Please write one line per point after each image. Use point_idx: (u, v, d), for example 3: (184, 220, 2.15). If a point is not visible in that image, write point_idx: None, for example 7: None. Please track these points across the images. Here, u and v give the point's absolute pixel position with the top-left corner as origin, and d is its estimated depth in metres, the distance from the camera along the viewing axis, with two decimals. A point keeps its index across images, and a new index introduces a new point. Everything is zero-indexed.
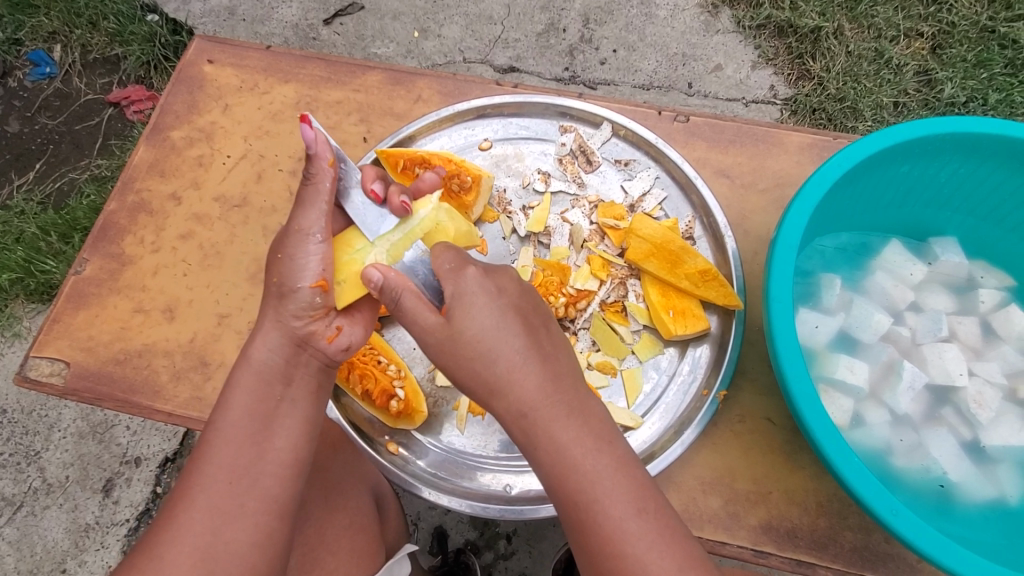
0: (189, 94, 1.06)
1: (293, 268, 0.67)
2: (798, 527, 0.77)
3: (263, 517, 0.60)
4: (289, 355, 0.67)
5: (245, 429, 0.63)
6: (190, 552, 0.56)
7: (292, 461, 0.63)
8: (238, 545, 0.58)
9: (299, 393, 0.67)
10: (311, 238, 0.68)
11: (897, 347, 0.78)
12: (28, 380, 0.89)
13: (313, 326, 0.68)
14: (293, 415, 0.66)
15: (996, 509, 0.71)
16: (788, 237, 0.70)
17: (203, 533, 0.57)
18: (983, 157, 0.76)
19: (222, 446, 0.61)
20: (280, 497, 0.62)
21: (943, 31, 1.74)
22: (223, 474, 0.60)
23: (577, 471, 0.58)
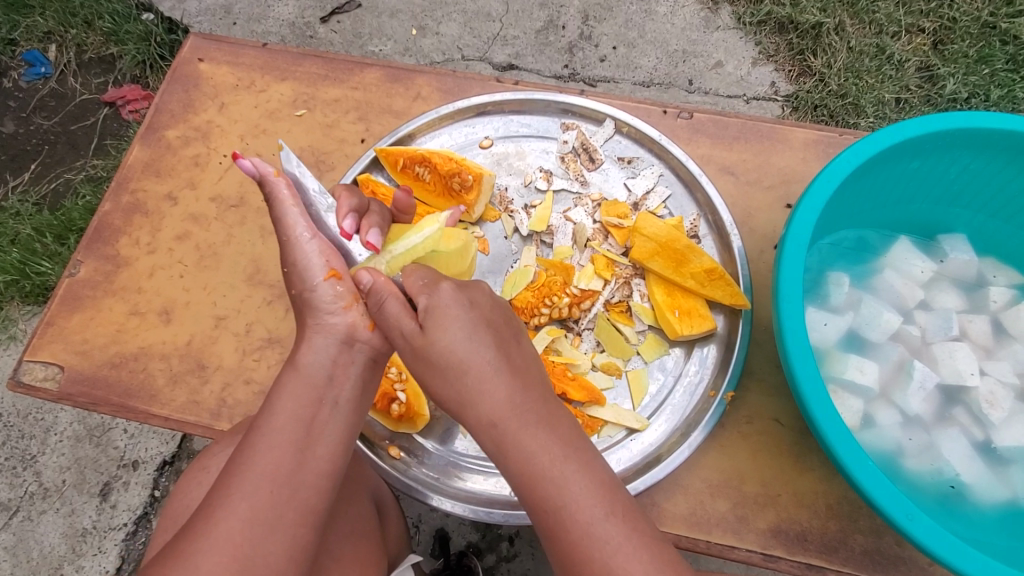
0: (184, 93, 1.04)
1: (301, 267, 0.67)
2: (808, 530, 0.75)
3: (302, 529, 0.57)
4: (335, 355, 0.64)
5: (290, 435, 0.59)
6: (227, 560, 0.53)
7: (332, 472, 0.60)
8: (275, 558, 0.55)
9: (345, 393, 0.63)
10: (300, 239, 0.66)
11: (907, 346, 0.77)
12: (21, 385, 0.88)
13: (352, 316, 0.65)
14: (337, 423, 0.62)
15: (1009, 510, 0.70)
16: (797, 235, 0.68)
17: (242, 543, 0.54)
18: (993, 152, 0.74)
19: (268, 450, 0.58)
20: (318, 508, 0.59)
21: (944, 27, 1.73)
22: (266, 482, 0.57)
23: (547, 476, 0.56)
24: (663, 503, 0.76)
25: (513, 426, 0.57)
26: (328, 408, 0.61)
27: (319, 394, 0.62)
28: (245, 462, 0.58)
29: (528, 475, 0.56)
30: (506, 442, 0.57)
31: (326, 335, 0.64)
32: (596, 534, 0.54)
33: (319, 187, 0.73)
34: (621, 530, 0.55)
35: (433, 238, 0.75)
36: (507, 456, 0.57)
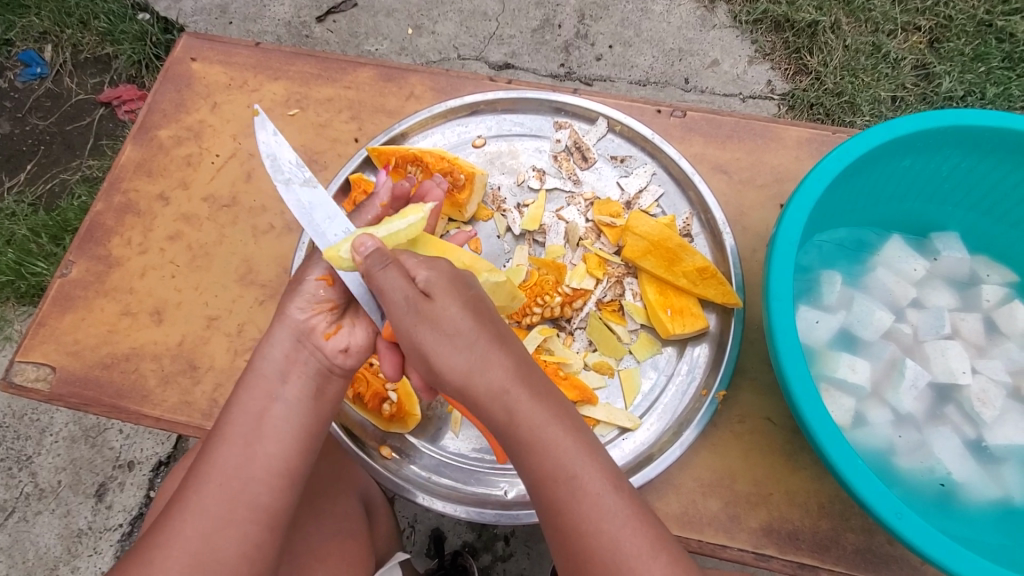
0: (177, 92, 1.04)
1: (306, 267, 0.70)
2: (800, 529, 0.75)
3: (251, 526, 0.57)
4: (289, 352, 0.64)
5: (241, 430, 0.60)
6: (183, 559, 0.55)
7: (285, 472, 0.59)
8: (226, 555, 0.56)
9: (292, 392, 0.62)
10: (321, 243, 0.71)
11: (899, 344, 0.77)
12: (13, 386, 0.87)
13: (315, 318, 0.66)
14: (286, 417, 0.61)
15: (1000, 509, 0.70)
16: (787, 234, 0.68)
17: (196, 540, 0.55)
18: (985, 150, 0.74)
19: (222, 448, 0.59)
20: (271, 507, 0.58)
21: (941, 24, 1.73)
22: (219, 477, 0.58)
23: (554, 455, 0.56)
24: (655, 502, 0.76)
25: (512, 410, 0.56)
26: (280, 403, 0.61)
27: (270, 389, 0.62)
28: (205, 461, 0.60)
29: (531, 451, 0.56)
30: (505, 430, 0.57)
31: (284, 331, 0.65)
32: (601, 512, 0.55)
33: (296, 158, 0.69)
34: (622, 512, 0.56)
35: (418, 227, 0.70)
36: (511, 437, 0.57)
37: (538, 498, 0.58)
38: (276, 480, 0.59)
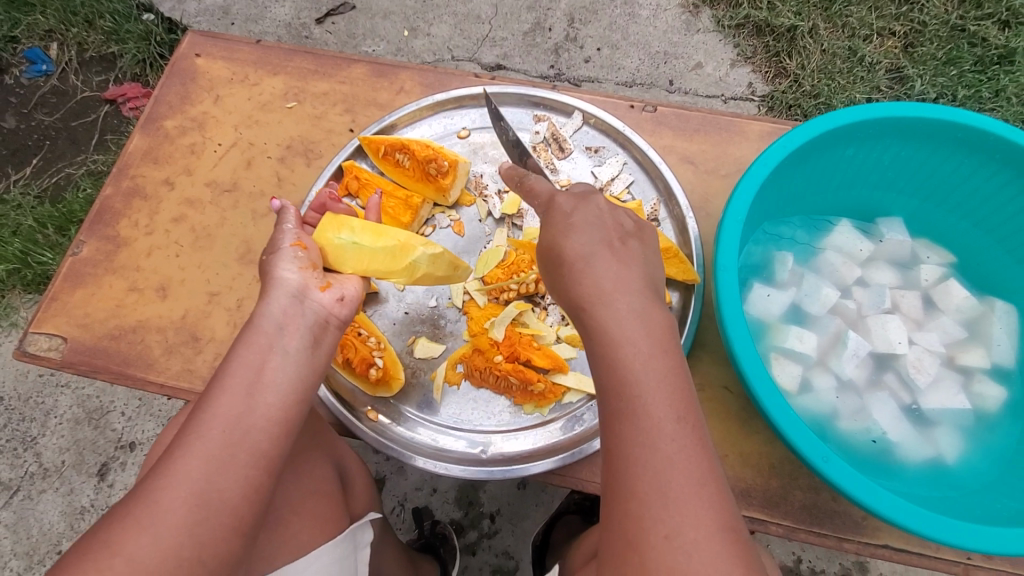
0: (182, 86, 1.11)
1: (273, 241, 0.69)
2: (751, 487, 0.80)
3: (253, 471, 0.54)
4: (286, 307, 0.62)
5: (241, 378, 0.57)
6: (185, 496, 0.51)
7: (282, 419, 0.57)
8: (231, 496, 0.52)
9: (293, 343, 0.60)
10: (284, 225, 0.69)
11: (845, 318, 0.83)
12: (26, 354, 0.94)
13: (304, 276, 0.65)
14: (284, 370, 0.59)
15: (936, 468, 0.75)
16: (734, 214, 0.75)
17: (198, 480, 0.51)
18: (923, 139, 0.81)
19: (218, 391, 0.56)
20: (272, 455, 0.56)
21: (915, 30, 1.82)
22: (218, 423, 0.54)
23: (627, 363, 0.55)
24: None
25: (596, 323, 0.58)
26: (277, 355, 0.59)
27: (270, 341, 0.60)
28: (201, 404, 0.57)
29: (609, 354, 0.56)
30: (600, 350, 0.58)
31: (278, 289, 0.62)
32: (656, 423, 0.52)
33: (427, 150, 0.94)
34: (676, 432, 0.52)
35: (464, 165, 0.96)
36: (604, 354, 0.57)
37: (604, 406, 0.56)
38: (274, 427, 0.56)
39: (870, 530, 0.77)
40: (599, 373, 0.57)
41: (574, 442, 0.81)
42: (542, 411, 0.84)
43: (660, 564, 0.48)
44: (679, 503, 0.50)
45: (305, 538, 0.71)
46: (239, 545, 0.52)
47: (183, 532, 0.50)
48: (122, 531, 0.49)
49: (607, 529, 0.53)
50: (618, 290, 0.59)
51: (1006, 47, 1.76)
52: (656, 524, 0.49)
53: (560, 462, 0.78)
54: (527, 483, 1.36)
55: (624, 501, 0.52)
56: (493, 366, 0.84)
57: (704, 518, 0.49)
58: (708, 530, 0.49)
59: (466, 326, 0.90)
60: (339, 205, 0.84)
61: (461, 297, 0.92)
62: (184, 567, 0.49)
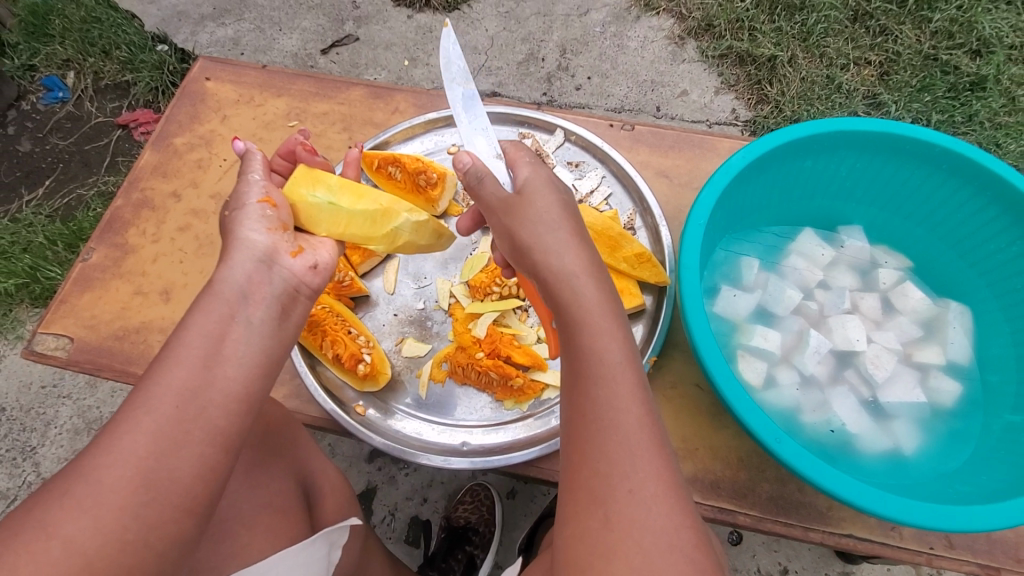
0: (192, 106, 1.19)
1: (238, 193, 0.71)
2: (721, 479, 0.84)
3: (209, 448, 0.55)
4: (251, 272, 0.64)
5: (198, 349, 0.58)
6: (130, 474, 0.51)
7: (242, 396, 0.59)
8: (182, 475, 0.53)
9: (257, 314, 0.63)
10: (250, 178, 0.72)
11: (807, 318, 0.88)
12: (34, 353, 0.99)
13: (273, 238, 0.68)
14: (247, 340, 0.61)
15: (894, 458, 0.79)
16: (697, 217, 0.81)
17: (146, 458, 0.52)
18: (874, 151, 0.87)
19: (173, 364, 0.57)
20: (228, 432, 0.57)
21: (889, 59, 1.93)
22: (171, 397, 0.55)
23: (601, 339, 0.61)
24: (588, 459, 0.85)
25: (569, 300, 0.63)
26: (239, 324, 0.61)
27: (232, 310, 0.61)
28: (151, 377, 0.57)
29: (584, 329, 0.62)
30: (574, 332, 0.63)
31: (243, 252, 0.65)
32: (628, 391, 0.59)
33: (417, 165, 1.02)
34: (641, 399, 0.60)
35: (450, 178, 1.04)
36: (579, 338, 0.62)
37: (577, 383, 0.62)
38: (234, 404, 0.58)
39: (834, 520, 0.81)
40: (574, 346, 0.63)
41: (551, 433, 0.85)
42: (522, 407, 0.89)
43: (625, 515, 0.54)
44: (642, 461, 0.57)
45: (254, 553, 0.70)
46: (191, 525, 0.54)
47: (126, 514, 0.50)
48: (57, 512, 0.49)
49: (573, 488, 0.59)
50: (582, 279, 0.64)
51: (977, 74, 1.85)
52: (622, 480, 0.56)
53: (547, 450, 0.82)
54: (517, 492, 1.39)
55: (591, 466, 0.57)
56: (475, 362, 0.89)
57: (664, 477, 0.57)
58: (666, 485, 0.56)
59: (451, 326, 0.95)
60: (314, 157, 0.82)
61: (447, 300, 0.97)
62: (128, 550, 0.50)
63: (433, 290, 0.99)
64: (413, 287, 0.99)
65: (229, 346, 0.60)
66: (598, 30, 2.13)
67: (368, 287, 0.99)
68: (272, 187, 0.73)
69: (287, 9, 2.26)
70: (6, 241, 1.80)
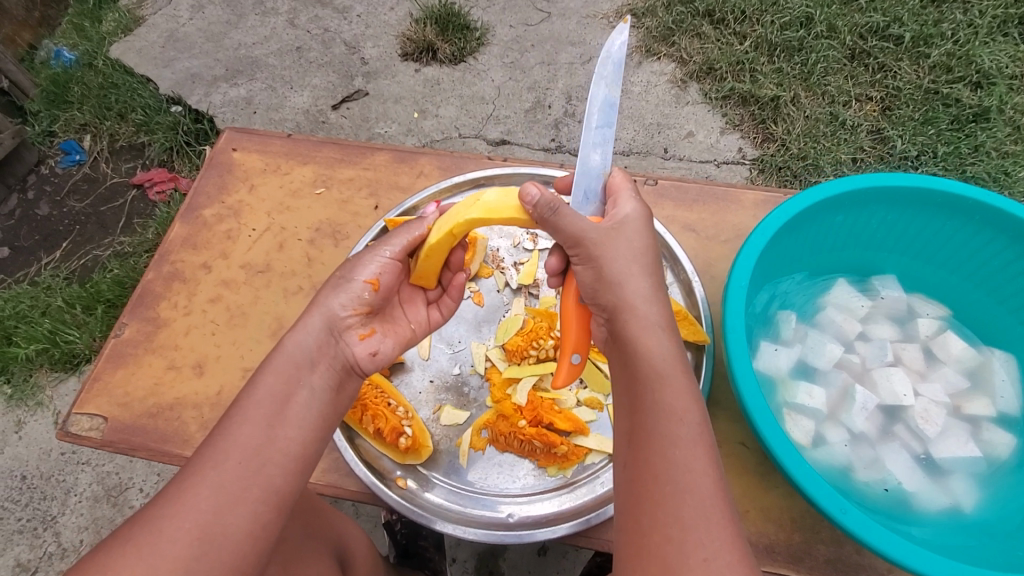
0: (219, 177, 1.21)
1: (361, 262, 0.80)
2: (775, 543, 0.82)
3: (263, 506, 0.62)
4: (321, 344, 0.75)
5: (264, 410, 0.67)
6: (189, 528, 0.58)
7: (300, 454, 0.67)
8: (235, 532, 0.60)
9: (319, 381, 0.73)
10: (381, 253, 0.81)
11: (850, 372, 0.88)
12: (68, 434, 0.98)
13: (353, 319, 0.78)
14: (308, 404, 0.70)
15: (953, 516, 0.77)
16: (738, 280, 0.81)
17: (206, 513, 0.59)
18: (903, 205, 0.88)
19: (241, 422, 0.66)
20: (282, 490, 0.64)
21: (891, 94, 1.98)
22: (235, 453, 0.63)
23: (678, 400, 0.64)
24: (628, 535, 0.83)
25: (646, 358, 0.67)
26: (303, 389, 0.71)
27: (298, 376, 0.71)
28: (220, 433, 0.66)
29: (662, 391, 0.65)
30: (648, 396, 0.65)
31: (322, 324, 0.76)
32: (702, 457, 0.60)
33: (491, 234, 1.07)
34: (713, 462, 0.61)
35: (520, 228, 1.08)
36: (653, 402, 0.64)
37: (650, 442, 0.62)
38: (291, 462, 0.66)
39: None
40: (649, 405, 0.64)
41: (597, 502, 0.83)
42: (566, 472, 0.88)
43: None
44: (718, 532, 0.56)
45: None
46: None
47: (182, 567, 0.56)
48: (118, 558, 0.56)
49: (640, 555, 0.58)
50: None
51: (980, 106, 1.90)
52: (696, 548, 0.55)
53: (578, 527, 0.80)
54: (547, 550, 1.39)
55: (663, 531, 0.57)
56: (519, 431, 0.88)
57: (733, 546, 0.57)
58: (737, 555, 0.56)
59: (488, 392, 0.95)
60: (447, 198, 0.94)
61: (483, 364, 0.97)
62: None
63: (468, 354, 0.99)
64: (448, 352, 0.99)
65: (292, 407, 0.69)
66: None
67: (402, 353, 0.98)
68: (390, 265, 0.81)
69: (298, 67, 2.33)
70: (25, 305, 1.81)
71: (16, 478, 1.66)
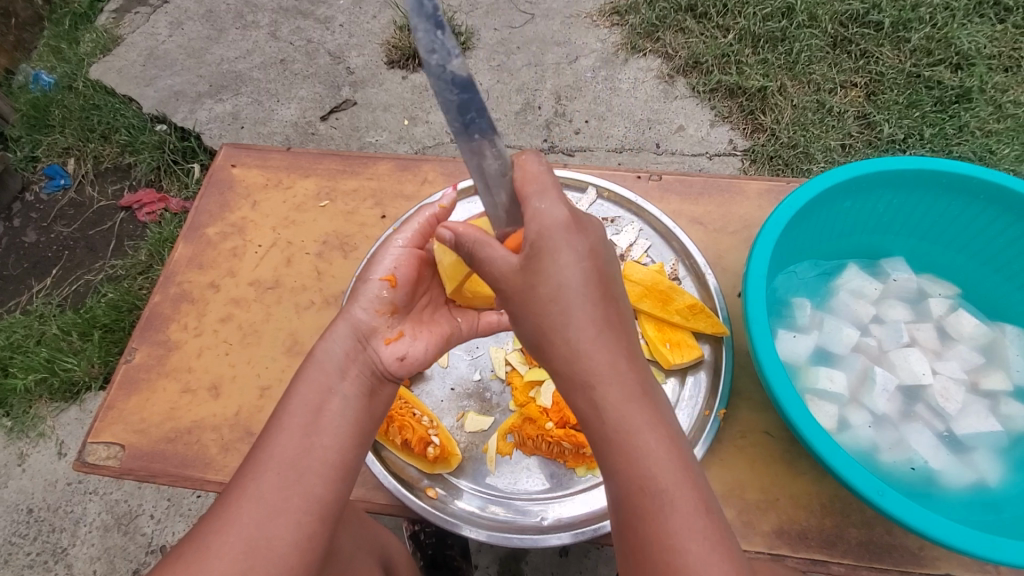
0: (220, 195, 1.19)
1: (376, 261, 0.79)
2: (808, 529, 0.83)
3: (307, 517, 0.63)
4: (348, 350, 0.74)
5: (299, 420, 0.68)
6: (236, 544, 0.60)
7: (338, 462, 0.67)
8: (281, 544, 0.61)
9: (349, 388, 0.72)
10: (394, 245, 0.79)
11: (868, 355, 0.89)
12: (86, 464, 0.96)
13: (378, 321, 0.76)
14: (341, 411, 0.70)
15: (979, 490, 0.79)
16: (756, 271, 0.82)
17: (252, 529, 0.61)
18: (909, 187, 0.90)
19: (279, 434, 0.67)
20: (323, 499, 0.65)
21: (874, 80, 2.01)
22: (274, 466, 0.65)
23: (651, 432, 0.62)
24: None
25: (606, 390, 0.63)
26: (336, 397, 0.70)
27: (329, 385, 0.71)
28: (263, 446, 0.68)
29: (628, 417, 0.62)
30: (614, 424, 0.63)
31: (347, 329, 0.75)
32: (685, 488, 0.61)
33: None
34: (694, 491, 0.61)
35: None
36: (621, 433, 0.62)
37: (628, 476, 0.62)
38: (328, 470, 0.66)
39: (928, 560, 0.80)
40: (620, 433, 0.62)
41: None
42: (595, 472, 0.88)
43: None
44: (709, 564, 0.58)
45: None
46: None
47: None
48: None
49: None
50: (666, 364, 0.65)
51: (961, 87, 1.94)
52: None
53: (600, 530, 0.81)
54: (569, 550, 1.39)
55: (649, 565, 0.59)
56: (546, 433, 0.89)
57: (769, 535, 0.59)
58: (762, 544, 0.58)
59: (511, 396, 0.95)
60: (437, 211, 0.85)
61: (503, 368, 0.97)
62: None
63: (487, 359, 0.99)
64: (467, 358, 0.99)
65: (327, 416, 0.69)
66: (589, 75, 2.20)
67: None
68: (404, 261, 0.78)
69: (283, 80, 2.31)
70: (19, 335, 1.78)
71: (22, 512, 1.62)
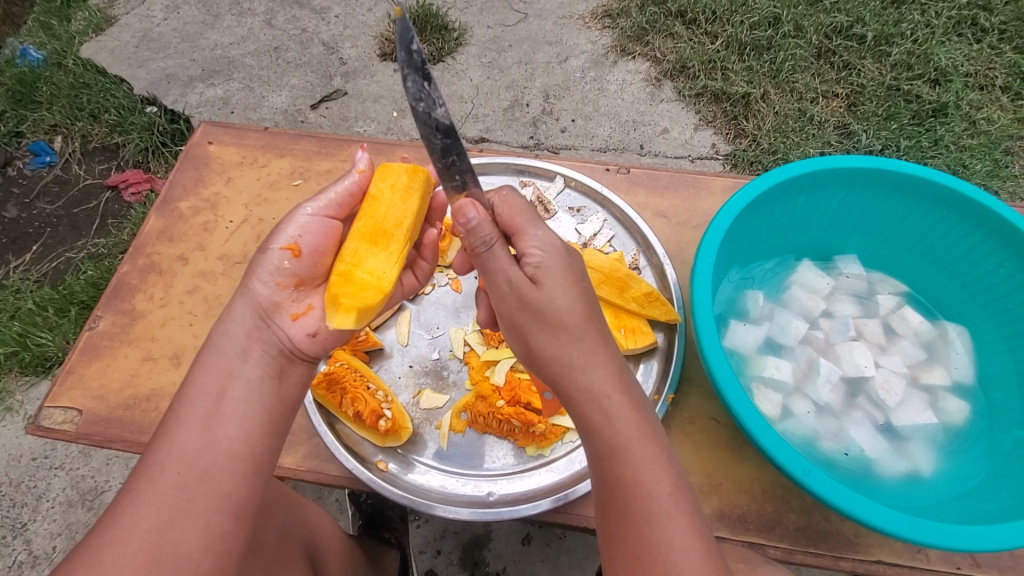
0: (196, 170, 1.21)
1: (274, 236, 0.79)
2: (748, 513, 0.85)
3: (215, 516, 0.63)
4: (250, 329, 0.74)
5: (198, 412, 0.67)
6: (135, 553, 0.59)
7: (246, 455, 0.67)
8: (188, 545, 0.61)
9: (253, 371, 0.72)
10: (301, 213, 0.80)
11: (814, 347, 0.91)
12: (40, 428, 0.96)
13: (279, 294, 0.77)
14: (245, 398, 0.70)
15: (911, 479, 0.81)
16: (705, 259, 0.84)
17: (154, 530, 0.60)
18: (862, 187, 0.92)
19: (176, 432, 0.66)
20: (232, 496, 0.65)
21: (855, 91, 2.04)
22: (173, 465, 0.64)
23: (626, 428, 0.65)
24: None
25: (584, 394, 0.67)
26: (238, 382, 0.70)
27: (231, 368, 0.71)
28: (156, 447, 0.66)
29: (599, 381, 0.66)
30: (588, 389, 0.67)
31: (247, 306, 0.75)
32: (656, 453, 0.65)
33: None
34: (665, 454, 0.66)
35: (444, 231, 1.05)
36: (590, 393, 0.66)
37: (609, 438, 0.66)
38: (235, 463, 0.66)
39: (863, 547, 0.82)
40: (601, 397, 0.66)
41: (570, 481, 0.86)
42: (544, 451, 0.89)
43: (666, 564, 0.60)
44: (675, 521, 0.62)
45: None
46: None
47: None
48: None
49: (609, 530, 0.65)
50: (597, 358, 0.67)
51: (938, 102, 1.97)
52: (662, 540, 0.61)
53: (553, 503, 0.82)
54: (532, 538, 1.40)
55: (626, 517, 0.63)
56: (497, 411, 0.91)
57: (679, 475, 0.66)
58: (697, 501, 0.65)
59: (468, 375, 0.97)
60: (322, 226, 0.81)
61: (461, 349, 0.99)
62: None
63: (446, 339, 1.00)
64: (427, 337, 1.00)
65: (230, 404, 0.69)
66: (578, 75, 2.22)
67: (381, 339, 0.99)
68: (308, 232, 0.79)
69: (275, 67, 2.32)
70: None
71: None
